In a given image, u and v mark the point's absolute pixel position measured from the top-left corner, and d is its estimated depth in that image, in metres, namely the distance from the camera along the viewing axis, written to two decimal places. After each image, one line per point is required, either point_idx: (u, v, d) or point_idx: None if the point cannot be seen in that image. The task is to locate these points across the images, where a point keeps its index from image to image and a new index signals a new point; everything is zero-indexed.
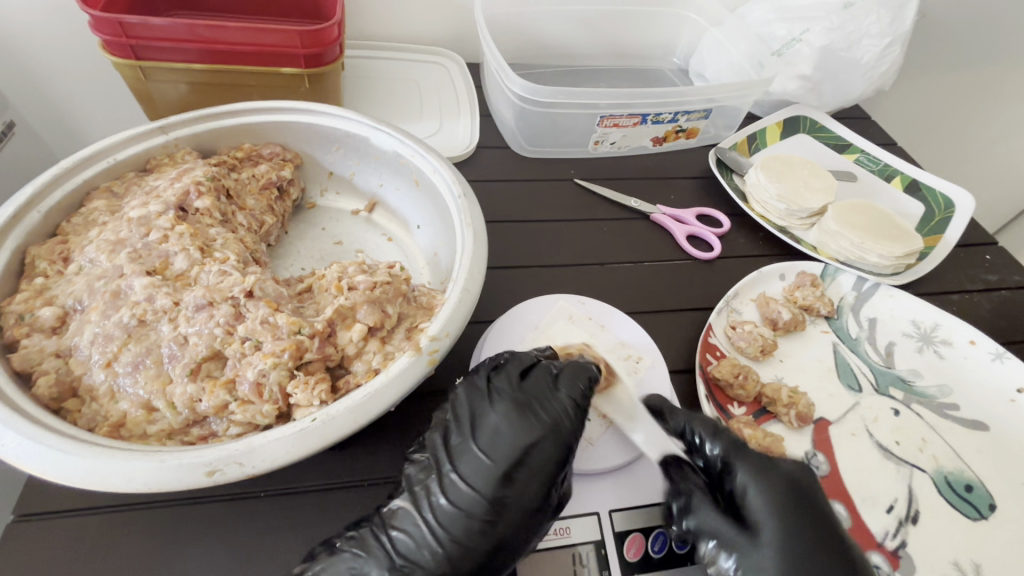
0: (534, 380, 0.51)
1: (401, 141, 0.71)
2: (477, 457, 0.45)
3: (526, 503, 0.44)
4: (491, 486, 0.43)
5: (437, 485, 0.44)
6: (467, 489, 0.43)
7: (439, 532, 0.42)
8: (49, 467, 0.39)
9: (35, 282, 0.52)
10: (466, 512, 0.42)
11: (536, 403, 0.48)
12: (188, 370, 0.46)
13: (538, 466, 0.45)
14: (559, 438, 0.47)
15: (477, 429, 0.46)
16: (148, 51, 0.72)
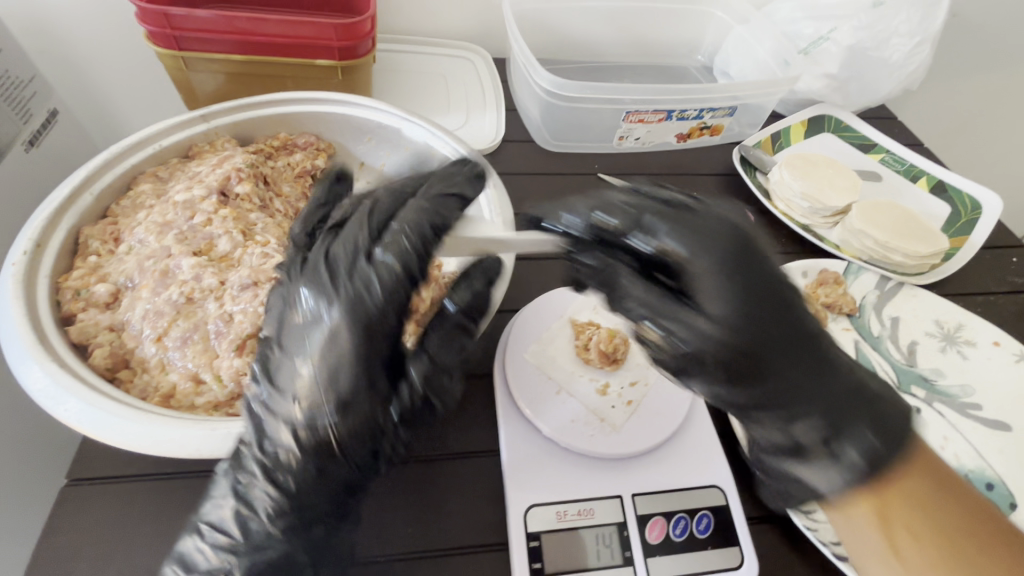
0: (344, 241, 0.45)
1: (433, 132, 0.73)
2: (293, 365, 0.42)
3: (342, 402, 0.41)
4: (310, 384, 0.41)
5: (261, 404, 0.42)
6: (285, 397, 0.42)
7: (266, 445, 0.42)
8: (107, 431, 0.42)
9: (89, 261, 0.54)
10: (285, 424, 0.41)
11: (336, 280, 0.43)
12: (235, 345, 0.49)
13: (341, 366, 0.41)
14: (357, 313, 0.41)
15: (286, 327, 0.44)
16: (190, 42, 0.74)
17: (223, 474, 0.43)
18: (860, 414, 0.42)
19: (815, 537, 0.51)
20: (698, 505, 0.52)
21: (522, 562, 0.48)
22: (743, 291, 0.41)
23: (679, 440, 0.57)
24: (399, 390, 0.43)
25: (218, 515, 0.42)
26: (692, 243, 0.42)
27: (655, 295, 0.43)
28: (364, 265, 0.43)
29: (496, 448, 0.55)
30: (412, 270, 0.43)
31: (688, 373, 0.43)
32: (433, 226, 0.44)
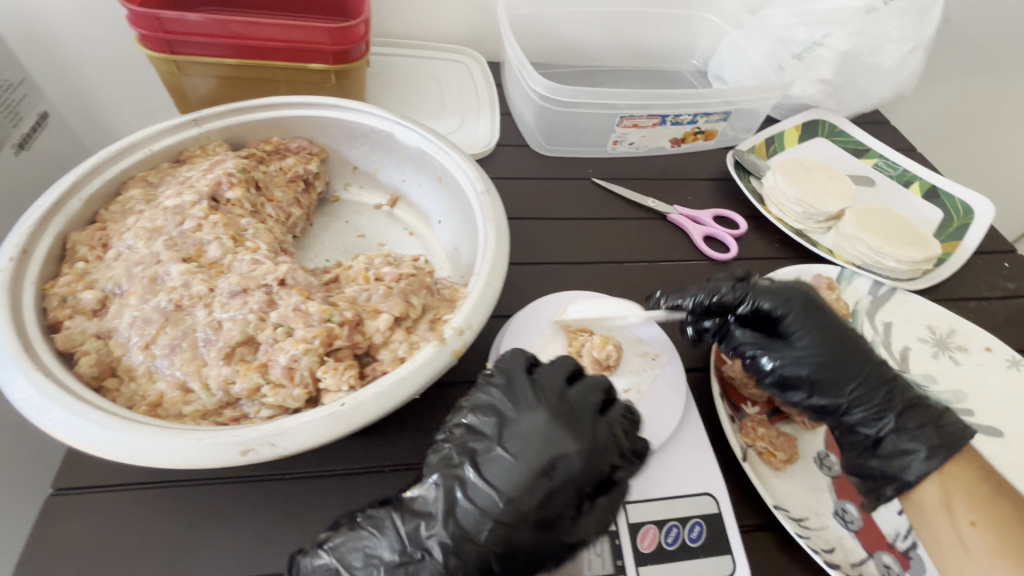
0: (575, 394, 0.49)
1: (425, 137, 0.72)
2: (501, 462, 0.44)
3: (541, 518, 0.43)
4: (527, 490, 0.43)
5: (461, 489, 0.43)
6: (492, 491, 0.43)
7: (471, 528, 0.42)
8: (91, 442, 0.41)
9: (77, 267, 0.54)
10: (485, 516, 0.42)
11: (574, 412, 0.47)
12: (223, 353, 0.48)
13: (562, 486, 0.43)
14: (571, 442, 0.45)
15: (505, 430, 0.46)
16: (182, 46, 0.73)
17: (387, 529, 0.43)
18: (863, 394, 0.56)
19: (807, 545, 0.52)
20: (690, 512, 0.52)
21: None
22: (820, 327, 0.59)
23: (672, 447, 0.56)
24: (582, 514, 0.45)
25: (367, 574, 0.41)
26: (793, 306, 0.60)
27: (761, 342, 0.60)
28: (588, 411, 0.48)
29: None
30: (629, 425, 0.50)
31: (821, 392, 0.57)
32: (634, 412, 0.52)
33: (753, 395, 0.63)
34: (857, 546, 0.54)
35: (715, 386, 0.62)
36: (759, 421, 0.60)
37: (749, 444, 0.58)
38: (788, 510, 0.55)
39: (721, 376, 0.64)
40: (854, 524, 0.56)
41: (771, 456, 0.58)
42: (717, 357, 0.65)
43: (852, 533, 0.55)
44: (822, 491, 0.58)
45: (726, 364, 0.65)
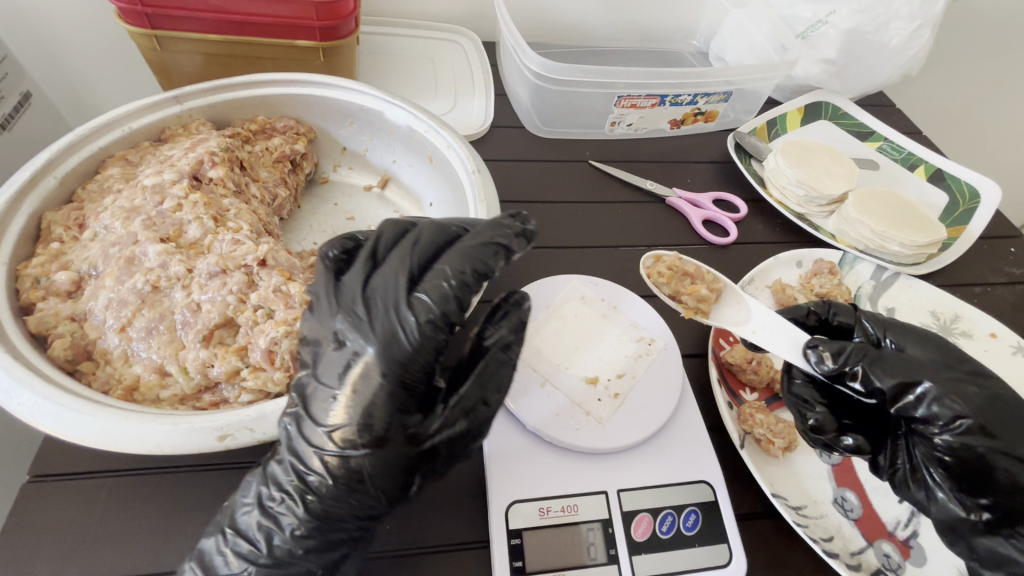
0: (382, 279, 0.41)
1: (415, 116, 0.70)
2: (329, 403, 0.38)
3: (374, 435, 0.38)
4: (343, 415, 0.38)
5: (293, 427, 0.40)
6: (319, 427, 0.39)
7: (305, 468, 0.39)
8: (61, 427, 0.40)
9: (51, 247, 0.52)
10: (316, 453, 0.39)
11: (374, 310, 0.40)
12: (201, 336, 0.47)
13: (374, 395, 0.38)
14: (388, 356, 0.38)
15: (319, 361, 0.40)
16: (163, 20, 0.71)
17: (257, 475, 0.43)
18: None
19: (805, 533, 0.50)
20: (686, 500, 0.51)
21: (502, 560, 0.46)
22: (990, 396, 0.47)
23: (666, 433, 0.55)
24: (437, 413, 0.41)
25: (243, 521, 0.41)
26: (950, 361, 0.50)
27: (909, 370, 0.47)
28: (396, 293, 0.40)
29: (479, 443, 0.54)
30: (461, 285, 0.40)
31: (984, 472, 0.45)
32: (476, 266, 0.40)
33: (751, 381, 0.61)
34: (856, 535, 0.53)
35: (713, 372, 0.61)
36: (757, 408, 0.58)
37: (747, 431, 0.57)
38: (786, 498, 0.54)
39: (719, 362, 0.62)
40: (853, 513, 0.54)
41: (769, 443, 0.56)
42: (715, 344, 0.64)
43: (851, 521, 0.54)
44: (823, 479, 0.56)
45: (724, 350, 0.63)
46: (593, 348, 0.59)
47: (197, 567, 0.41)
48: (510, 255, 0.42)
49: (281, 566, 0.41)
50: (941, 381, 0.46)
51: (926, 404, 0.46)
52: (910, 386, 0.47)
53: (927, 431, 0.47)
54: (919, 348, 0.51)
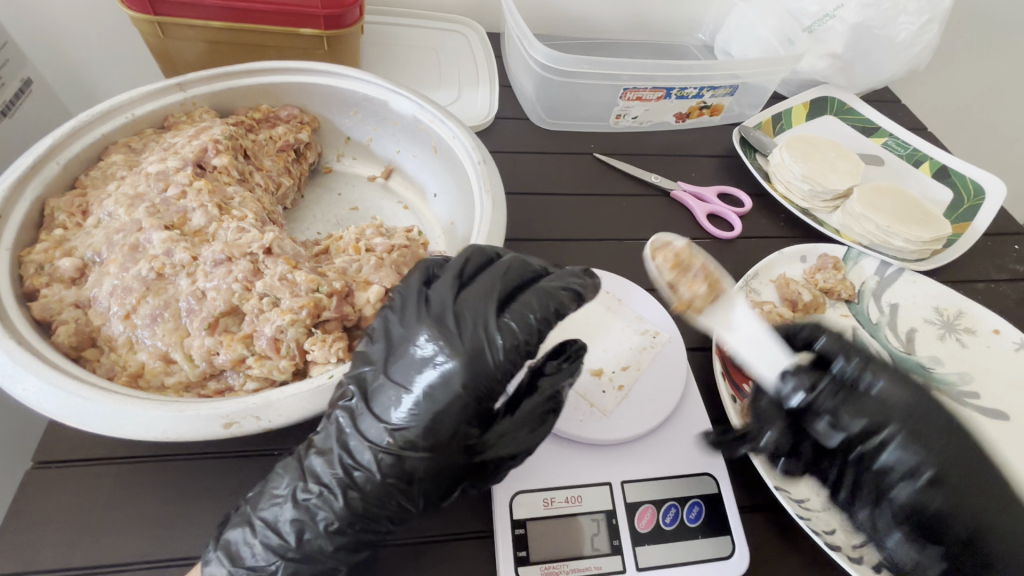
0: (471, 297, 0.42)
1: (420, 105, 0.70)
2: (397, 402, 0.39)
3: (437, 440, 0.38)
4: (410, 418, 0.38)
5: (348, 422, 0.40)
6: (380, 424, 0.39)
7: (355, 465, 0.39)
8: (67, 413, 0.40)
9: (54, 234, 0.52)
10: (371, 449, 0.39)
11: (464, 325, 0.41)
12: (206, 324, 0.46)
13: (448, 402, 0.38)
14: (474, 368, 0.39)
15: (394, 361, 0.41)
16: (165, 6, 0.70)
17: (290, 467, 0.42)
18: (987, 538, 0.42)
19: (807, 526, 0.50)
20: (689, 493, 0.51)
21: (506, 549, 0.46)
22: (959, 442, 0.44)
23: (670, 426, 0.55)
24: (496, 430, 0.42)
25: (274, 512, 0.41)
26: (922, 404, 0.45)
27: (874, 416, 0.44)
28: (483, 311, 0.41)
29: None
30: (545, 320, 0.43)
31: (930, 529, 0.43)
32: (557, 306, 0.44)
33: None
34: None
35: (716, 364, 0.60)
36: None
37: None
38: (789, 491, 0.53)
39: (724, 354, 0.61)
40: None
41: None
42: None
43: None
44: None
45: None
46: (598, 341, 0.59)
47: (221, 557, 0.41)
48: (582, 301, 0.45)
49: (307, 560, 0.40)
50: (905, 434, 0.44)
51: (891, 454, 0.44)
52: (874, 431, 0.44)
53: (876, 483, 0.45)
54: (893, 387, 0.46)
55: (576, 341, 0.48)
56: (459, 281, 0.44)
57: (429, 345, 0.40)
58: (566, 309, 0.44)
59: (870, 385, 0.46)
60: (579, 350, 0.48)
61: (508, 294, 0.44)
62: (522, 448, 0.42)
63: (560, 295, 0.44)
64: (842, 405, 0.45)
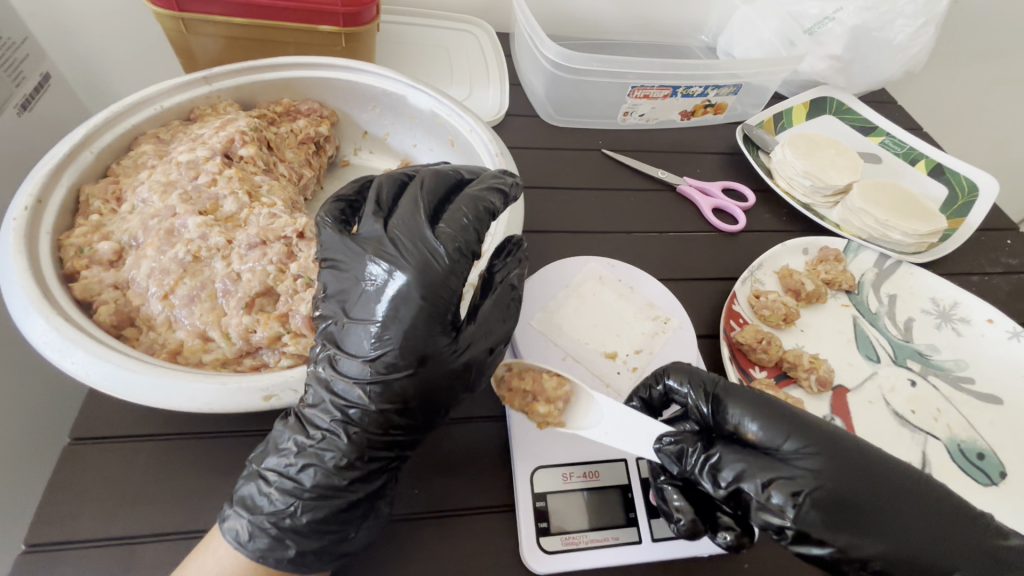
0: (399, 221, 0.45)
1: (438, 101, 0.72)
2: (368, 334, 0.42)
3: (415, 355, 0.42)
4: (386, 343, 0.42)
5: (330, 369, 0.43)
6: (358, 360, 0.42)
7: (345, 403, 0.43)
8: (115, 384, 0.42)
9: (91, 219, 0.53)
10: (358, 383, 0.42)
11: (401, 245, 0.44)
12: (243, 304, 0.49)
13: (413, 316, 0.42)
14: (428, 278, 0.42)
15: (351, 302, 0.44)
16: (189, 2, 0.71)
17: (288, 422, 0.44)
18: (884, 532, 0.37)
19: None
20: None
21: (528, 521, 0.49)
22: (832, 456, 0.39)
23: None
24: (463, 336, 0.45)
25: (281, 462, 0.42)
26: (784, 425, 0.41)
27: (740, 460, 0.40)
28: (416, 224, 0.45)
29: (502, 413, 0.56)
30: (476, 217, 0.46)
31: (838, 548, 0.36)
32: (487, 205, 0.47)
33: (761, 360, 0.64)
34: None
35: (724, 350, 0.64)
36: (767, 384, 0.61)
37: None
38: None
39: (730, 341, 0.65)
40: None
41: None
42: (726, 325, 0.66)
43: None
44: None
45: (735, 331, 0.66)
46: (613, 326, 0.61)
47: (240, 511, 0.41)
48: (508, 198, 0.49)
49: (325, 498, 0.42)
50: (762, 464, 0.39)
51: (761, 500, 0.38)
52: (744, 471, 0.39)
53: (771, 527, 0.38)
54: (752, 419, 0.42)
55: (520, 238, 0.53)
56: (381, 214, 0.47)
57: (382, 274, 0.43)
58: (495, 208, 0.48)
59: (735, 423, 0.43)
60: (522, 246, 0.53)
61: (432, 206, 0.47)
62: (494, 344, 0.47)
63: (486, 197, 0.48)
64: (705, 461, 0.41)
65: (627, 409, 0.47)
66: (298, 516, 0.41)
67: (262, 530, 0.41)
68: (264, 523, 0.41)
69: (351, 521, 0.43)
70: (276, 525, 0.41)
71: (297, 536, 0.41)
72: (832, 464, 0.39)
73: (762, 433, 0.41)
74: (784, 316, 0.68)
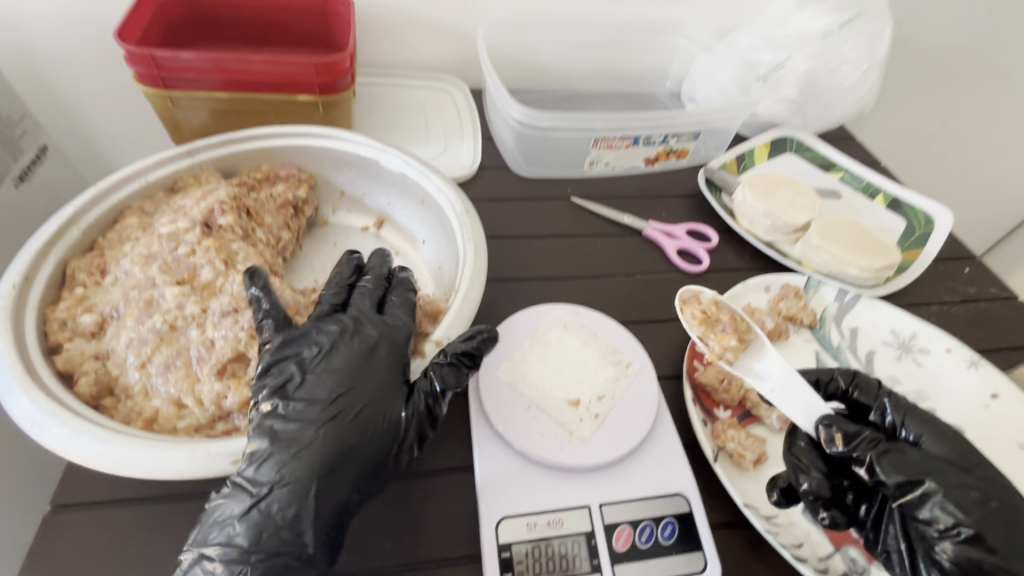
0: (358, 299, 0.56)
1: (408, 163, 0.77)
2: (323, 385, 0.48)
3: (370, 403, 0.49)
4: (342, 391, 0.48)
5: (280, 424, 0.46)
6: (314, 411, 0.47)
7: (295, 456, 0.45)
8: (92, 455, 0.44)
9: (76, 292, 0.57)
10: (303, 432, 0.46)
11: (363, 315, 0.54)
12: (215, 370, 0.52)
13: (371, 367, 0.51)
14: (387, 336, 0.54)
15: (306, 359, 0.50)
16: (176, 81, 0.77)
17: (231, 493, 0.45)
18: (991, 530, 0.48)
19: (775, 540, 0.55)
20: (663, 512, 0.55)
21: (493, 571, 0.50)
22: (961, 455, 0.53)
23: (646, 450, 0.59)
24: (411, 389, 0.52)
25: (226, 529, 0.43)
26: (945, 439, 0.54)
27: (943, 450, 0.53)
28: (365, 305, 0.56)
29: (470, 465, 0.58)
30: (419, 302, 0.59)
31: (983, 540, 0.47)
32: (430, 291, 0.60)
33: (724, 399, 0.66)
34: (824, 541, 0.57)
35: (688, 392, 0.66)
36: (729, 424, 0.63)
37: (720, 446, 0.61)
38: (758, 508, 0.58)
39: (694, 382, 0.67)
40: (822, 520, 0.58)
41: (741, 457, 0.61)
42: (689, 366, 0.68)
43: (820, 528, 0.58)
44: None
45: (698, 371, 0.68)
46: (575, 372, 0.63)
47: None
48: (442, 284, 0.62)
49: (270, 560, 0.43)
50: (946, 480, 0.50)
51: (933, 509, 0.49)
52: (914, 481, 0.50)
53: (932, 536, 0.49)
54: (950, 454, 0.53)
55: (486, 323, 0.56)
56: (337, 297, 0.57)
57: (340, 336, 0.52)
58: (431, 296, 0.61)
59: (914, 437, 0.55)
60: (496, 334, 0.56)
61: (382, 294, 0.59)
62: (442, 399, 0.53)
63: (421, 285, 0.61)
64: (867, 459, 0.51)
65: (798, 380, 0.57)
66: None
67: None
68: None
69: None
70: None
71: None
72: (978, 499, 0.49)
73: (935, 444, 0.54)
74: (734, 336, 0.63)
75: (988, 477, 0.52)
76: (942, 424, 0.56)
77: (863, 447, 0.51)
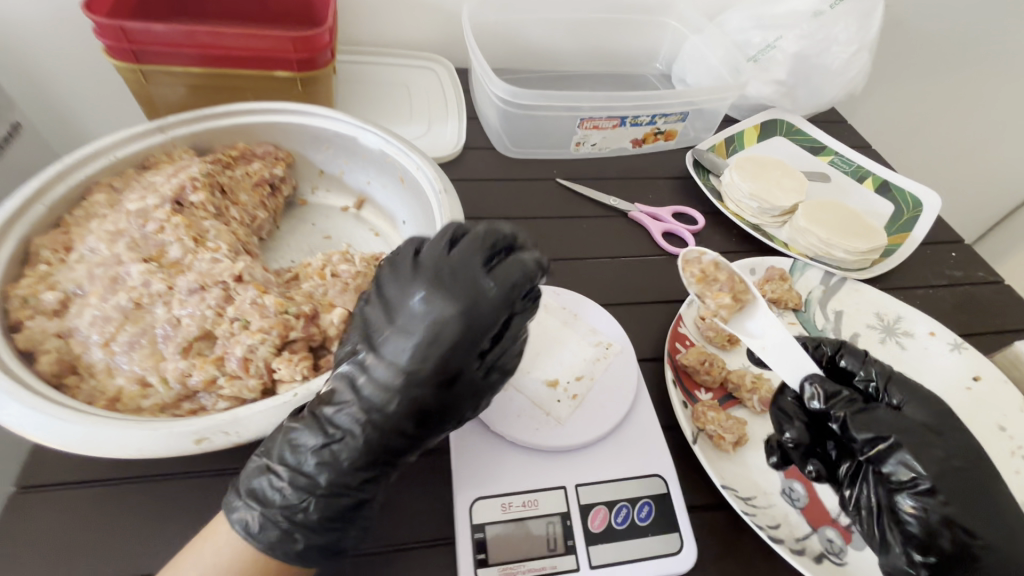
0: (459, 257, 0.44)
1: (386, 140, 0.75)
2: (405, 350, 0.42)
3: (445, 376, 0.43)
4: (425, 359, 0.42)
5: (360, 373, 0.43)
6: (395, 373, 0.42)
7: (370, 409, 0.43)
8: (50, 434, 0.43)
9: (39, 269, 0.55)
10: (383, 397, 0.43)
11: (451, 279, 0.43)
12: (181, 348, 0.50)
13: (450, 344, 0.42)
14: (471, 315, 0.42)
15: (396, 316, 0.44)
16: (147, 56, 0.75)
17: (308, 420, 0.44)
18: (958, 491, 0.49)
19: (752, 521, 0.54)
20: (639, 493, 0.54)
21: (465, 553, 0.49)
22: (943, 426, 0.54)
23: (623, 431, 0.59)
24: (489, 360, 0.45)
25: (296, 459, 0.44)
26: (927, 409, 0.56)
27: (924, 419, 0.55)
28: (466, 274, 0.43)
29: (445, 446, 0.57)
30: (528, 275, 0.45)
31: (948, 496, 0.49)
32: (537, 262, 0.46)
33: (706, 382, 0.66)
34: (801, 522, 0.57)
35: (669, 373, 0.65)
36: (710, 405, 0.62)
37: (700, 428, 0.61)
38: (737, 490, 0.57)
39: (675, 364, 0.66)
40: (799, 501, 0.58)
41: (721, 438, 0.60)
42: (671, 347, 0.68)
43: (797, 510, 0.58)
44: (771, 471, 0.60)
45: (680, 353, 0.68)
46: (554, 353, 0.62)
47: (250, 504, 0.43)
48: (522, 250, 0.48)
49: (335, 497, 0.44)
50: (915, 442, 0.52)
51: (899, 465, 0.51)
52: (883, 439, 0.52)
53: (899, 490, 0.51)
54: (928, 419, 0.55)
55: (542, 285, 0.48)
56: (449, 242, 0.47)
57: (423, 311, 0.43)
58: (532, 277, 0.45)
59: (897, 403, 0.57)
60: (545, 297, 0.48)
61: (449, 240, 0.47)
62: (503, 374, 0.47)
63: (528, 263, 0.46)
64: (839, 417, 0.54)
65: (787, 338, 0.60)
66: (310, 512, 0.44)
67: (275, 523, 0.43)
68: (275, 516, 0.43)
69: (357, 512, 0.46)
70: (288, 518, 0.43)
71: (307, 527, 0.44)
72: (948, 463, 0.51)
73: (917, 414, 0.56)
74: (729, 294, 0.65)
75: (968, 449, 0.53)
76: (927, 395, 0.58)
77: (839, 405, 0.54)
